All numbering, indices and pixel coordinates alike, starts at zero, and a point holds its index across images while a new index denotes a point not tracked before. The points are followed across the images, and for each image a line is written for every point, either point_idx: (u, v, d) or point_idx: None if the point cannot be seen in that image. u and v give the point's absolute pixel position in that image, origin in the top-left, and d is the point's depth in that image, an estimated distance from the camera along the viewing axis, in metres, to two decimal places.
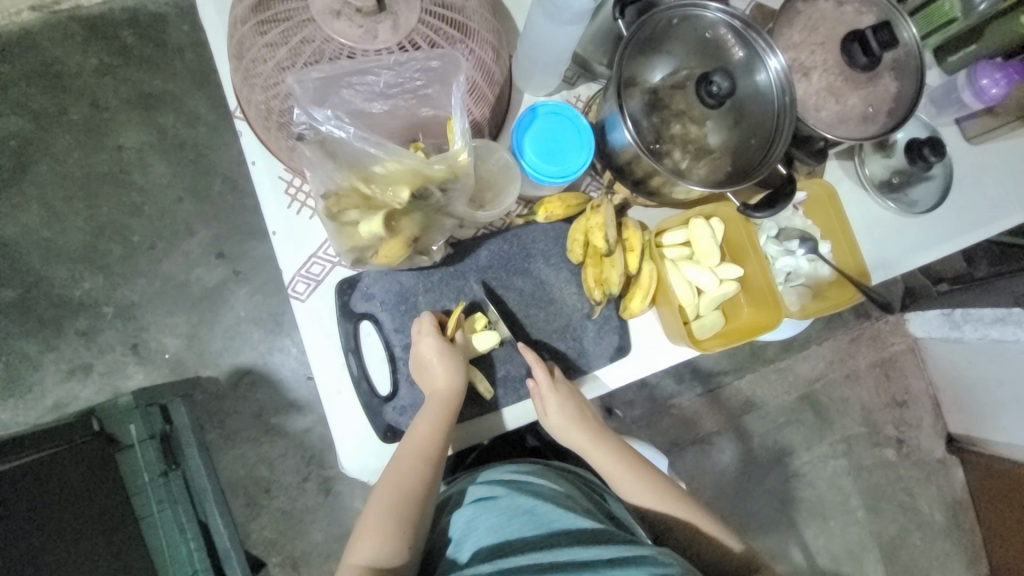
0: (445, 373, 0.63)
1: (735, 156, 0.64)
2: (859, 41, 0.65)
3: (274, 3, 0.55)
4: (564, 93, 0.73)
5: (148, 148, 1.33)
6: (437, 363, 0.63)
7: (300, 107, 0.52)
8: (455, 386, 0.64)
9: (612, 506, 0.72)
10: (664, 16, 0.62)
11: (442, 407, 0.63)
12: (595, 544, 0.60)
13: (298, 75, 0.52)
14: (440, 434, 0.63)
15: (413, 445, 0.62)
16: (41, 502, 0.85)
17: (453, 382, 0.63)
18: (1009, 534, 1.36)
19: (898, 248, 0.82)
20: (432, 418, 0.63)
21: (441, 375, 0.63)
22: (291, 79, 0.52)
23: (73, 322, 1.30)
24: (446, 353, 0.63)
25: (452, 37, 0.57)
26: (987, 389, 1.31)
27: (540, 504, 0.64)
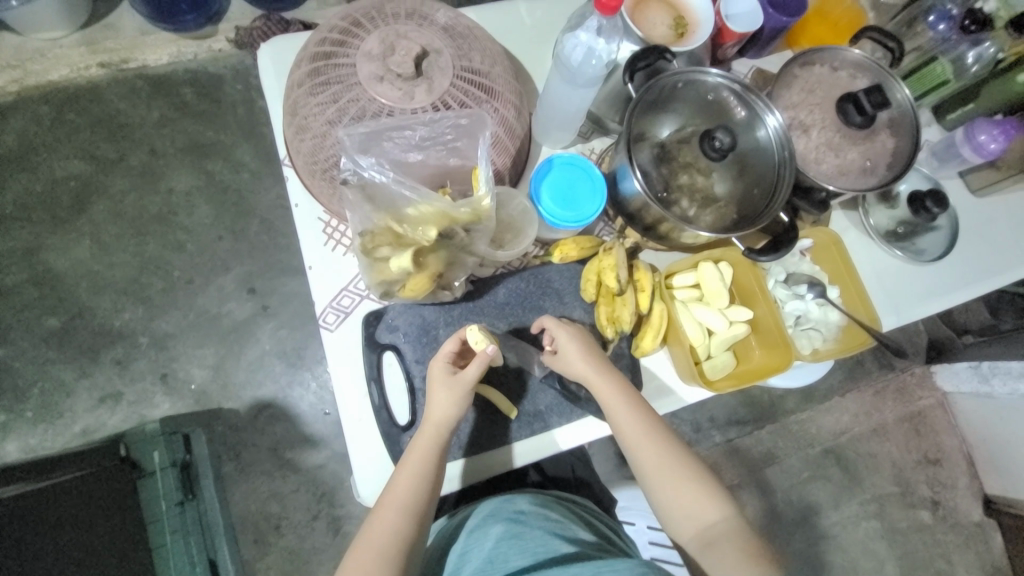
0: (445, 408, 0.63)
1: (740, 205, 0.68)
2: (854, 102, 0.70)
3: (328, 71, 0.64)
4: (579, 146, 0.79)
5: (196, 191, 1.45)
6: (444, 398, 0.64)
7: (348, 156, 0.59)
8: (455, 411, 0.64)
9: (605, 529, 0.73)
10: (671, 79, 0.67)
11: (438, 445, 0.63)
12: (573, 564, 0.60)
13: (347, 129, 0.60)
14: (428, 474, 0.62)
15: (402, 485, 0.62)
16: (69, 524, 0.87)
17: (454, 415, 0.64)
18: None
19: (907, 295, 0.82)
20: (425, 455, 0.63)
21: (443, 403, 0.64)
22: (342, 133, 0.59)
23: (109, 351, 1.37)
24: (449, 378, 0.64)
25: (480, 99, 0.65)
26: None
27: (524, 531, 0.65)
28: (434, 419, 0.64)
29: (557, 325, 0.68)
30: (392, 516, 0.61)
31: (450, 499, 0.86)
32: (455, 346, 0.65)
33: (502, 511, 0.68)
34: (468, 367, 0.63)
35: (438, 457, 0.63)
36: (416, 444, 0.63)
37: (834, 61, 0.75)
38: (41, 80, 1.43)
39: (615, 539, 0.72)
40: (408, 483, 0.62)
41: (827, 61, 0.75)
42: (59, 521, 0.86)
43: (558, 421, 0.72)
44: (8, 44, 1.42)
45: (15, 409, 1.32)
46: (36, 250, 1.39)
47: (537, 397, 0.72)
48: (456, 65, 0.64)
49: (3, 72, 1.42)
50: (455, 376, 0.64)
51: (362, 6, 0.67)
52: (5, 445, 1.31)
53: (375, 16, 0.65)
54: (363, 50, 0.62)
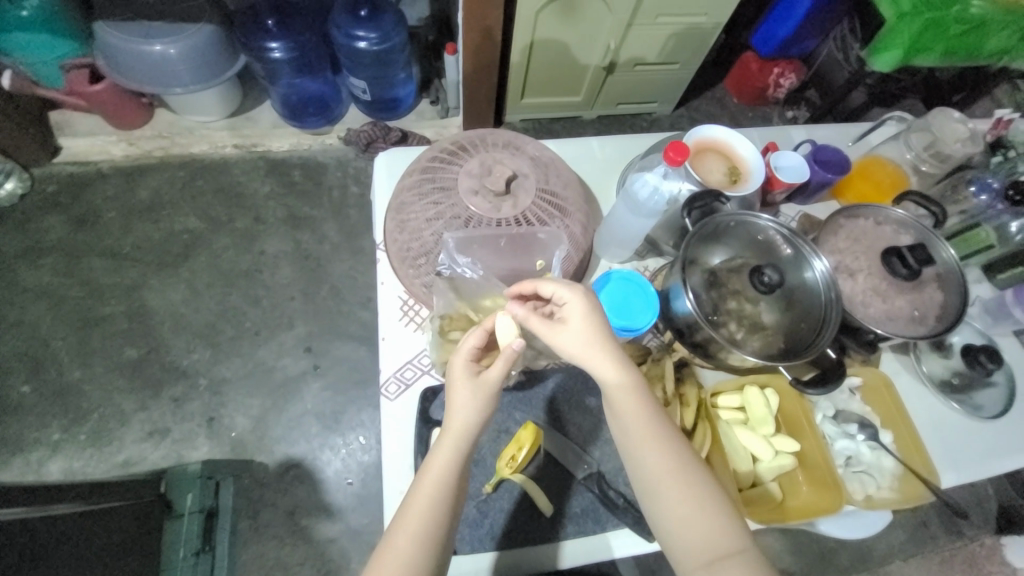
0: (467, 410, 0.59)
1: (787, 335, 0.72)
2: (899, 256, 0.75)
3: (434, 181, 0.77)
4: (634, 262, 0.88)
5: (283, 255, 1.65)
6: (465, 398, 0.59)
7: (447, 253, 0.70)
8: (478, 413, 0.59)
9: None
10: (724, 219, 0.76)
11: (456, 452, 0.58)
12: None
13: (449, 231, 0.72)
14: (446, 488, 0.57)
15: (421, 511, 0.56)
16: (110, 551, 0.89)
17: (472, 420, 0.59)
18: None
19: (969, 451, 0.79)
20: (446, 467, 0.57)
21: (462, 403, 0.59)
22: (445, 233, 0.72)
23: (170, 388, 1.47)
24: (471, 375, 0.60)
25: (555, 216, 0.76)
26: None
27: None
28: (456, 423, 0.58)
29: (564, 286, 0.62)
30: (411, 554, 0.54)
31: None
32: (482, 338, 0.62)
33: None
34: (493, 367, 0.60)
35: (460, 474, 0.58)
36: (434, 456, 0.58)
37: (879, 216, 0.82)
38: (184, 151, 1.74)
39: None
40: (424, 512, 0.55)
41: (871, 215, 0.83)
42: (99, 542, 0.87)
43: (592, 528, 0.70)
44: (165, 120, 1.74)
45: (74, 430, 1.42)
46: (138, 288, 1.58)
47: (574, 497, 0.71)
48: (539, 187, 0.76)
49: (152, 140, 1.71)
50: (478, 376, 0.60)
51: (468, 134, 0.82)
52: (53, 463, 1.38)
53: (478, 144, 0.80)
54: (465, 169, 0.75)
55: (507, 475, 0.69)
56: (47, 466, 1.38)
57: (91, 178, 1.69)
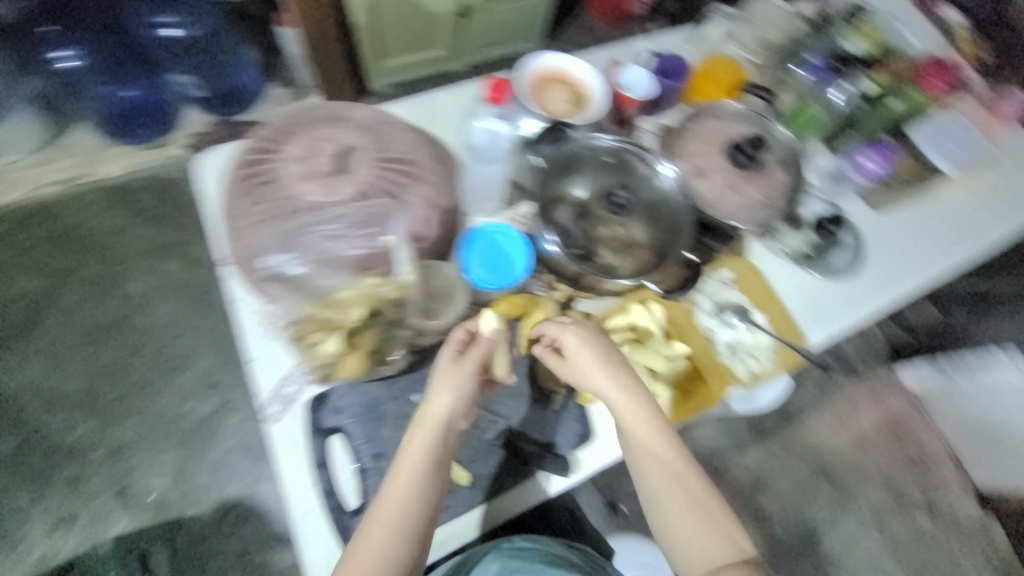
0: (441, 400, 0.61)
1: (653, 249, 0.74)
2: (737, 147, 0.80)
3: (257, 174, 0.68)
4: (505, 212, 0.80)
5: (152, 292, 1.45)
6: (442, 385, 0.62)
7: (267, 256, 0.66)
8: (450, 401, 0.62)
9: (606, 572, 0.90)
10: (571, 148, 0.74)
11: (435, 438, 0.61)
12: None
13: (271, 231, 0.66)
14: (423, 478, 0.60)
15: (399, 497, 0.59)
16: None
17: (451, 405, 0.62)
18: None
19: (833, 310, 0.87)
20: (424, 457, 0.60)
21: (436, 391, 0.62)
22: (264, 235, 0.66)
23: (62, 470, 1.30)
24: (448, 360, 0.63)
25: (402, 183, 0.70)
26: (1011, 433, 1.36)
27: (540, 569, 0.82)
28: (433, 414, 0.61)
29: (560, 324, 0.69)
30: (393, 534, 0.58)
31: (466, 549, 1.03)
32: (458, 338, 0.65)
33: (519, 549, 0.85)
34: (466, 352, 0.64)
35: (433, 462, 0.61)
36: (411, 441, 0.61)
37: (720, 112, 0.85)
38: None
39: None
40: (400, 496, 0.59)
41: (713, 113, 0.85)
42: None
43: (513, 481, 0.72)
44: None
45: None
46: None
47: (490, 457, 0.72)
48: (377, 156, 0.69)
49: None
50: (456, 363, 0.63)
51: (285, 113, 0.72)
52: None
53: (298, 121, 0.71)
54: (290, 155, 0.67)
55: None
56: None
57: None
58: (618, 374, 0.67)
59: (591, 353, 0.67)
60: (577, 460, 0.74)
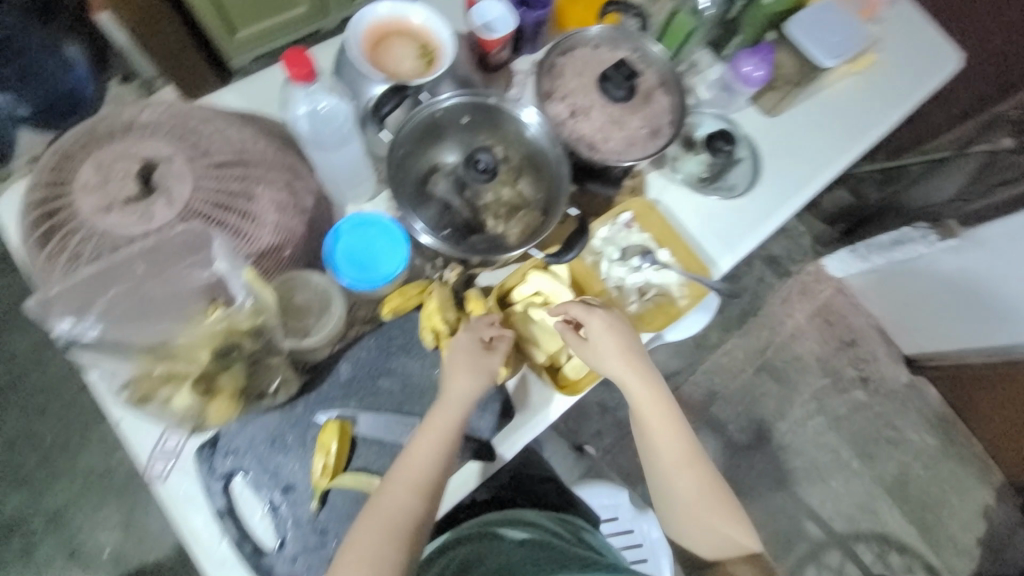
0: (470, 387, 0.64)
1: (538, 207, 0.70)
2: (608, 79, 0.74)
3: (49, 216, 0.56)
4: (385, 193, 0.76)
5: (42, 345, 1.30)
6: (461, 378, 0.64)
7: (51, 327, 0.48)
8: (472, 390, 0.64)
9: (587, 537, 0.86)
10: (424, 112, 0.66)
11: (451, 434, 0.62)
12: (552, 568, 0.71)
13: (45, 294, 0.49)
14: (436, 465, 0.61)
15: (406, 483, 0.60)
16: None
17: (465, 399, 0.64)
18: (999, 424, 1.47)
19: (739, 228, 0.86)
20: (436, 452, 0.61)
21: (461, 380, 0.64)
22: (34, 301, 0.48)
23: (6, 548, 1.22)
24: (470, 351, 0.66)
25: (235, 191, 0.60)
26: (926, 302, 1.40)
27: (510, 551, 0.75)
28: (450, 408, 0.63)
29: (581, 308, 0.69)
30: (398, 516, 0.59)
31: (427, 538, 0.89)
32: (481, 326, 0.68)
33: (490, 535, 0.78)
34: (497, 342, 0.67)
35: (440, 457, 0.61)
36: (426, 430, 0.62)
37: (592, 40, 0.78)
38: None
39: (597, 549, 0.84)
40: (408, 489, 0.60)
41: (585, 42, 0.78)
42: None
43: None
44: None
45: None
46: None
47: None
48: (196, 164, 0.59)
49: None
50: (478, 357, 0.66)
51: (72, 132, 0.59)
52: None
53: (85, 141, 0.57)
54: (79, 184, 0.55)
55: (328, 484, 0.62)
56: None
57: None
58: (631, 360, 0.69)
59: (615, 344, 0.69)
60: (505, 444, 0.71)
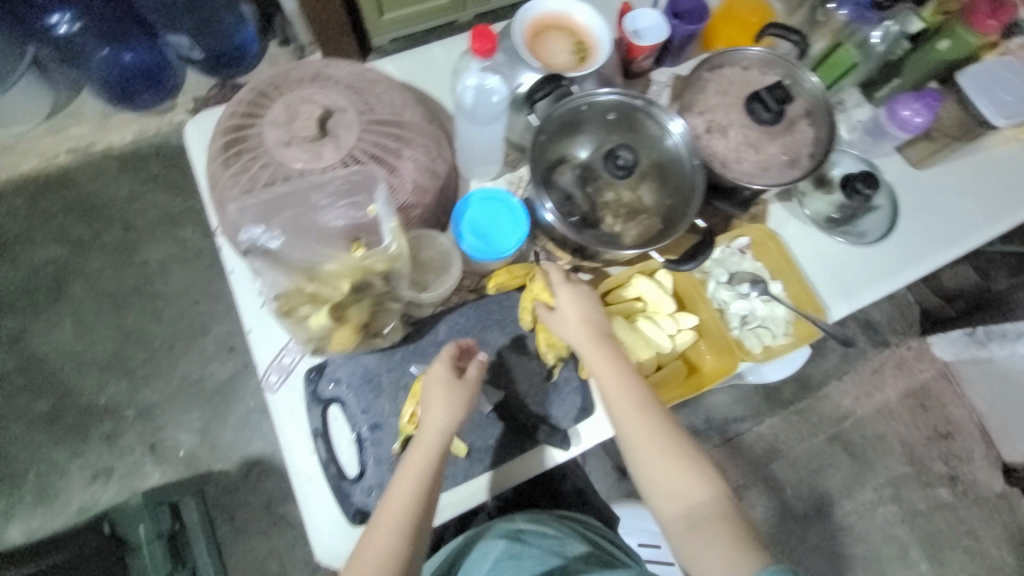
0: (444, 414, 0.62)
1: (661, 214, 0.69)
2: (760, 101, 0.72)
3: (237, 141, 0.65)
4: (507, 176, 0.80)
5: (171, 259, 1.48)
6: (438, 404, 0.62)
7: (242, 229, 0.59)
8: (453, 417, 0.62)
9: (603, 541, 0.82)
10: (572, 103, 0.68)
11: (433, 456, 0.61)
12: None
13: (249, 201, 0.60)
14: (425, 486, 0.60)
15: (396, 510, 0.59)
16: None
17: (448, 424, 0.62)
18: None
19: (859, 278, 0.81)
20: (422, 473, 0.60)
21: (437, 407, 0.62)
22: (238, 208, 0.60)
23: (98, 427, 1.38)
24: (447, 381, 0.63)
25: (389, 147, 0.66)
26: None
27: (522, 549, 0.76)
28: (426, 432, 0.61)
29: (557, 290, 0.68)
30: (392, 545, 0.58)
31: (451, 525, 0.99)
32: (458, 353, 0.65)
33: (506, 532, 0.79)
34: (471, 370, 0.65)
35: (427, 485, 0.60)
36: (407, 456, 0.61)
37: (743, 62, 0.77)
38: (12, 173, 1.47)
39: (611, 551, 0.81)
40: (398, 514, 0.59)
41: (734, 62, 0.77)
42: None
43: (513, 454, 0.70)
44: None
45: (15, 495, 1.34)
46: (21, 338, 1.42)
47: (486, 430, 0.70)
48: (364, 118, 0.65)
49: None
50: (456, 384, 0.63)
51: (268, 74, 0.68)
52: (4, 535, 1.31)
53: (280, 83, 0.66)
54: (269, 118, 0.63)
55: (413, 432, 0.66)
56: None
57: None
58: (599, 341, 0.66)
59: (580, 320, 0.67)
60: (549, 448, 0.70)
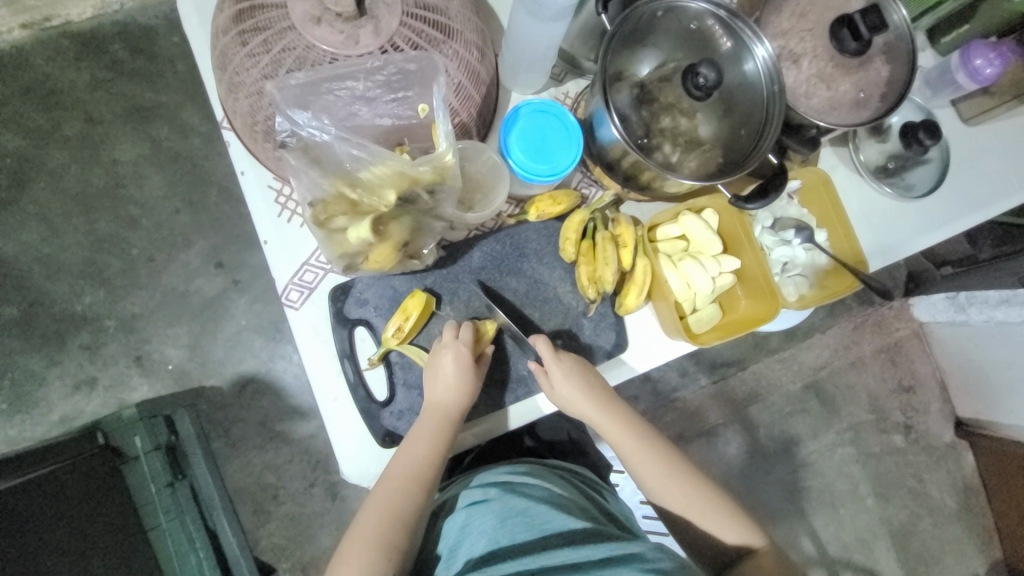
0: (455, 388, 0.62)
1: (726, 147, 0.63)
2: (849, 26, 0.64)
3: (254, 13, 0.54)
4: (552, 90, 0.72)
5: (144, 160, 1.32)
6: (451, 376, 0.62)
7: (280, 114, 0.52)
8: (461, 391, 0.62)
9: (609, 506, 0.74)
10: (648, 10, 0.61)
11: (444, 425, 0.62)
12: (582, 543, 0.61)
13: (278, 83, 0.52)
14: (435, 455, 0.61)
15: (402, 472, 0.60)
16: (47, 526, 0.85)
17: (458, 398, 0.62)
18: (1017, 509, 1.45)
19: (895, 233, 0.81)
20: (431, 443, 0.61)
21: (452, 382, 0.61)
22: (271, 86, 0.52)
23: (76, 336, 1.30)
24: (465, 361, 0.62)
25: (434, 39, 0.56)
26: (1000, 369, 1.36)
27: (532, 506, 0.65)
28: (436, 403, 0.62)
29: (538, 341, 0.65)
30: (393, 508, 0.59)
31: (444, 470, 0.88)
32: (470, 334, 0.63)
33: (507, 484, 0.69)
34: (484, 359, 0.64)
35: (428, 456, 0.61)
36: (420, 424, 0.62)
37: None
38: None
39: (615, 516, 0.73)
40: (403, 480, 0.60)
41: None
42: (39, 514, 0.85)
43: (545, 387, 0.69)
44: None
45: None
46: None
47: (518, 361, 0.68)
48: None
49: None
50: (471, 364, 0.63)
51: None
52: None
53: None
54: None
55: (395, 346, 0.63)
56: None
57: None
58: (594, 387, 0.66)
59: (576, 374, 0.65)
60: None
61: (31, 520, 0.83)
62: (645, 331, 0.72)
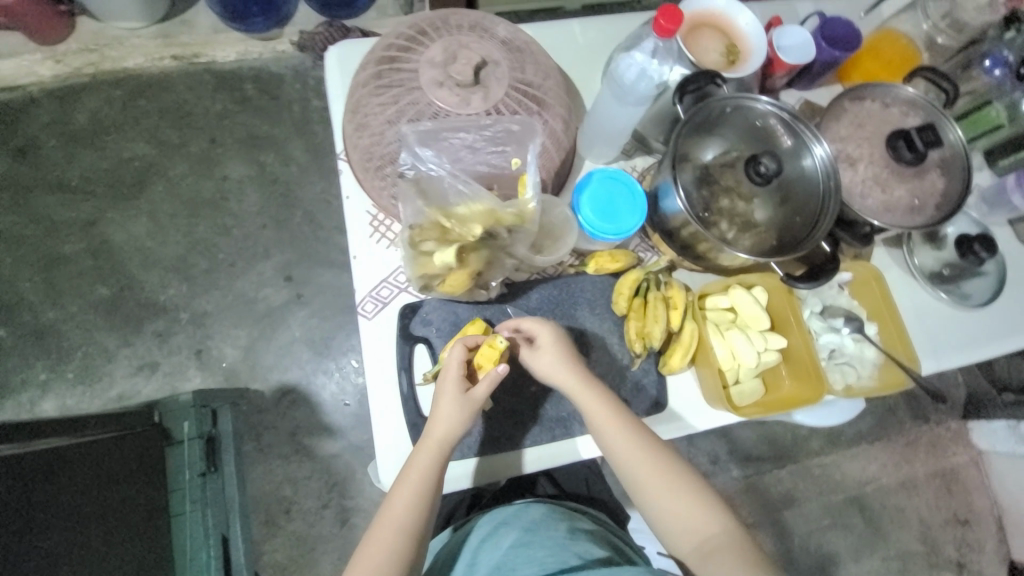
0: (449, 421, 0.63)
1: (780, 231, 0.68)
2: (906, 139, 0.70)
3: (392, 74, 0.67)
4: (621, 162, 0.81)
5: (248, 180, 1.52)
6: (448, 411, 0.63)
7: (408, 150, 0.62)
8: (454, 425, 0.63)
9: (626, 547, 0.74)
10: (720, 104, 0.69)
11: (436, 460, 0.63)
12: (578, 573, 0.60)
13: (413, 126, 0.62)
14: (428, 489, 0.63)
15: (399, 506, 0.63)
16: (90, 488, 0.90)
17: (451, 431, 0.63)
18: None
19: (951, 339, 0.80)
20: (424, 477, 0.63)
21: (446, 417, 0.63)
22: (408, 128, 0.62)
23: (151, 323, 1.43)
24: (456, 391, 0.63)
25: (531, 109, 0.66)
26: None
27: (534, 541, 0.66)
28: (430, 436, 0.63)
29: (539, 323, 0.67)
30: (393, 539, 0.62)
31: (462, 506, 0.89)
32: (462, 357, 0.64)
33: (515, 521, 0.70)
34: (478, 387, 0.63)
35: (433, 483, 0.64)
36: (416, 456, 0.63)
37: (886, 98, 0.75)
38: (119, 66, 1.52)
39: (628, 553, 0.72)
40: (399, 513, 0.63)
41: (878, 97, 0.75)
42: (90, 480, 0.91)
43: (579, 431, 0.71)
44: (88, 29, 1.50)
45: (61, 369, 1.39)
46: (96, 224, 1.47)
47: (560, 403, 0.71)
48: (513, 75, 0.66)
49: (81, 55, 1.50)
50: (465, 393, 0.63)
51: (428, 16, 0.70)
52: (45, 403, 1.36)
53: (440, 27, 0.68)
54: (427, 57, 0.64)
55: None
56: (40, 406, 1.36)
57: (22, 104, 1.48)
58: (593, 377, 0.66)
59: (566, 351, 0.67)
60: None
61: (79, 482, 0.88)
62: (684, 395, 0.74)
